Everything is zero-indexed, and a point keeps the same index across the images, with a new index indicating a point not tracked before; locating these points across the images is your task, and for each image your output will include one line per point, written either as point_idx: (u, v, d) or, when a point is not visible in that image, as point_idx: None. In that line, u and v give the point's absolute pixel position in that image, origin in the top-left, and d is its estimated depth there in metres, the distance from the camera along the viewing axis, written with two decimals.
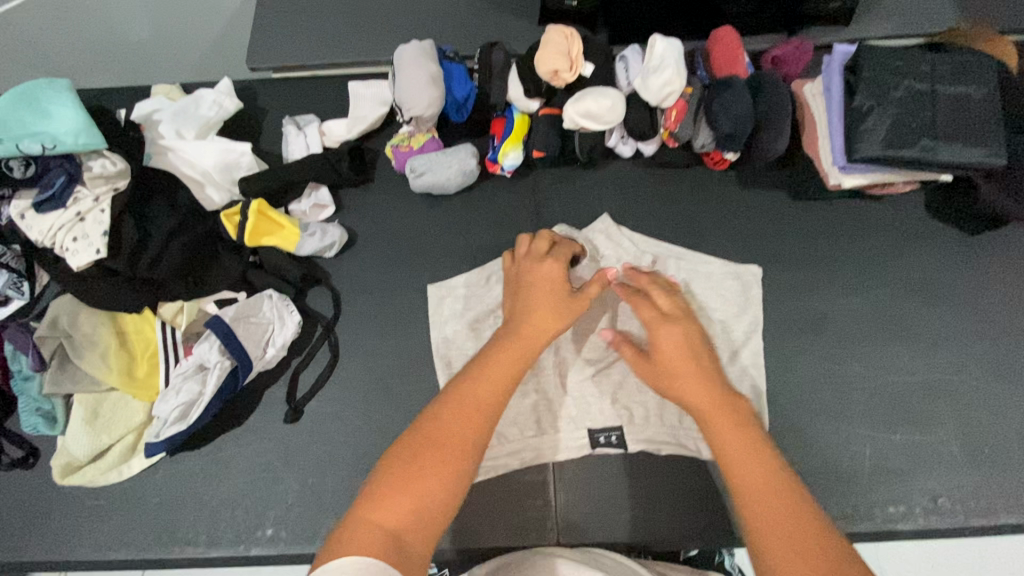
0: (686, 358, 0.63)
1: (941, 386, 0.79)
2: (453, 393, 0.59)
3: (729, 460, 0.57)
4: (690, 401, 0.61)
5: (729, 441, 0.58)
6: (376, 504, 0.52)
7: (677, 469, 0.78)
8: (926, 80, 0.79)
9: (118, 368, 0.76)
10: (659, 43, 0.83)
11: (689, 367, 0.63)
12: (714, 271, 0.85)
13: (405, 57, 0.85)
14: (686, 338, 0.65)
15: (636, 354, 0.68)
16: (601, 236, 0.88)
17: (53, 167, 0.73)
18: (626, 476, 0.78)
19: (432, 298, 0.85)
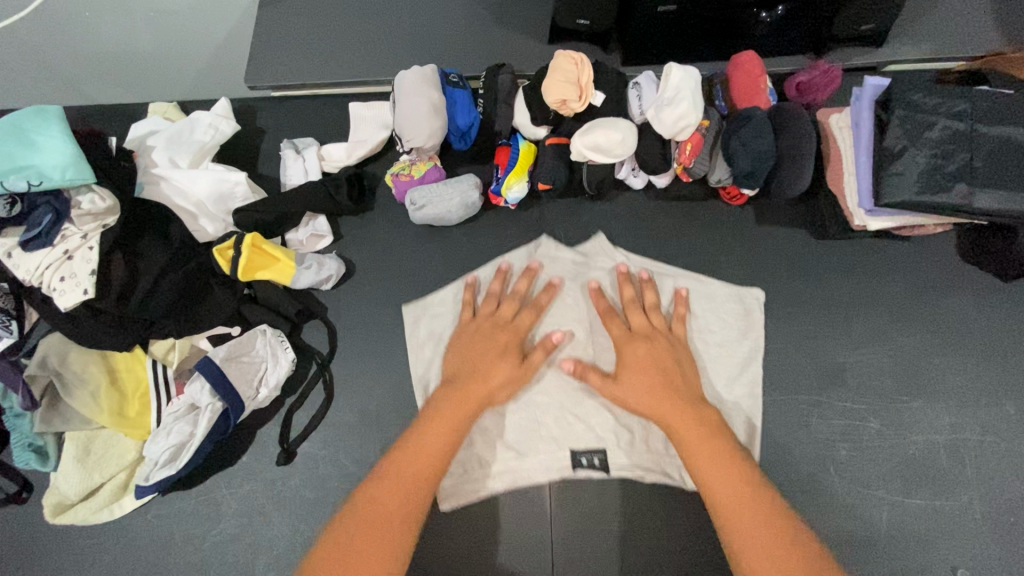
0: (648, 367, 0.72)
1: (967, 448, 0.74)
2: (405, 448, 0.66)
3: (699, 458, 0.65)
4: (654, 409, 0.69)
5: (696, 439, 0.66)
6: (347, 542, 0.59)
7: (670, 500, 0.75)
8: (965, 118, 0.73)
9: (109, 407, 0.74)
10: (675, 72, 0.78)
11: (650, 376, 0.71)
12: (712, 291, 0.82)
13: (405, 84, 0.81)
14: (647, 352, 0.73)
15: (601, 378, 0.74)
16: (593, 248, 0.85)
17: (40, 205, 0.71)
18: (617, 509, 0.76)
19: (410, 318, 0.84)
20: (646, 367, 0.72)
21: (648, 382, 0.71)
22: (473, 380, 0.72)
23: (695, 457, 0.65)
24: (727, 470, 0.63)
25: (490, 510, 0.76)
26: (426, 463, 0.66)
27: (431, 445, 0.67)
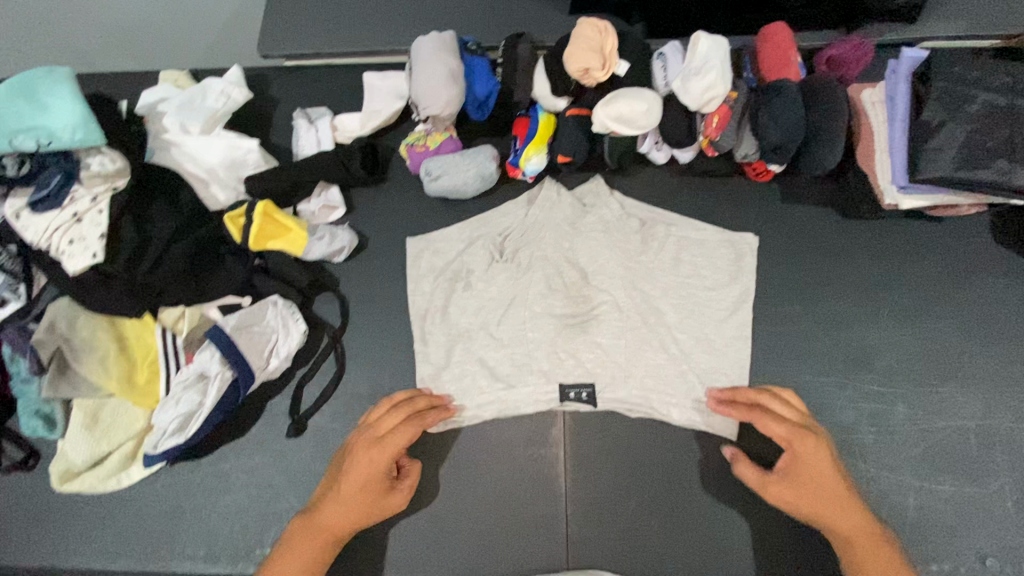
0: (821, 475, 0.64)
1: (998, 435, 0.72)
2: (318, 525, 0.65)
3: (861, 560, 0.62)
4: (835, 526, 0.63)
5: (868, 556, 0.62)
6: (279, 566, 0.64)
7: (658, 447, 0.74)
8: (1008, 93, 0.70)
9: (117, 375, 0.73)
10: (703, 40, 0.75)
11: (832, 489, 0.63)
12: (708, 237, 0.81)
13: (423, 50, 0.79)
14: (824, 458, 0.64)
15: (760, 471, 0.66)
16: (586, 190, 0.84)
17: (49, 165, 0.69)
18: (607, 454, 0.74)
19: (409, 251, 0.83)
20: (823, 471, 0.64)
21: (840, 504, 0.63)
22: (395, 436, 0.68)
23: (848, 525, 0.62)
24: (844, 507, 0.63)
25: (503, 488, 0.74)
26: (322, 535, 0.65)
27: (335, 506, 0.65)
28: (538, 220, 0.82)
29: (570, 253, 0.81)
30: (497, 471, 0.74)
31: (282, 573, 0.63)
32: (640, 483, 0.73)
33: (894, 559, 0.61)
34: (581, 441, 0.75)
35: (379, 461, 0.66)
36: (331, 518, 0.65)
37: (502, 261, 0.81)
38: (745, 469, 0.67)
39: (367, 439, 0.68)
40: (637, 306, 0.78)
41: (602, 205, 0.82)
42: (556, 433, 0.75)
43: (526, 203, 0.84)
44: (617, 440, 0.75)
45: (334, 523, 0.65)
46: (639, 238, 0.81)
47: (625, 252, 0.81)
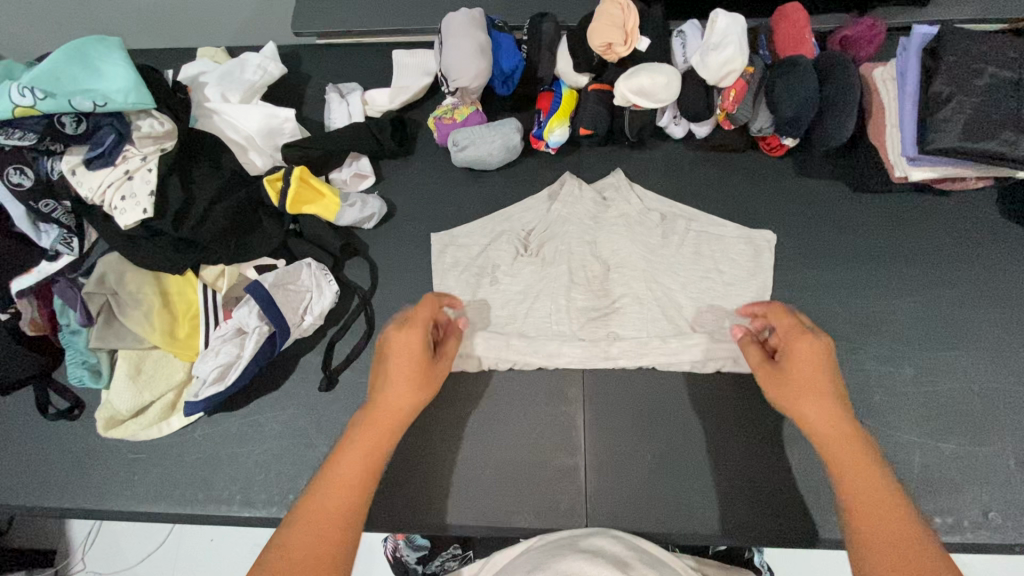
0: (815, 373, 0.59)
1: (1001, 396, 0.75)
2: (375, 412, 0.60)
3: (866, 510, 0.51)
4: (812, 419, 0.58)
5: (855, 476, 0.54)
6: (324, 491, 0.54)
7: (678, 432, 0.76)
8: (1016, 67, 0.73)
9: (160, 327, 0.77)
10: (722, 18, 0.78)
11: (824, 389, 0.58)
12: (727, 234, 0.83)
13: (453, 25, 0.82)
14: (820, 355, 0.60)
15: (760, 357, 0.65)
16: (606, 184, 0.86)
17: (104, 125, 0.73)
18: (628, 441, 0.76)
19: (434, 246, 0.86)
20: (815, 366, 0.60)
21: (822, 394, 0.58)
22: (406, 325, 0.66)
23: (815, 421, 0.58)
24: (824, 399, 0.58)
25: (524, 441, 0.77)
26: (388, 421, 0.59)
27: (399, 391, 0.61)
28: (561, 216, 0.84)
29: (593, 247, 0.83)
30: (519, 425, 0.78)
31: (335, 487, 0.54)
32: (656, 437, 0.76)
33: (881, 488, 0.52)
34: (599, 399, 0.78)
35: (419, 335, 0.64)
36: (396, 400, 0.60)
37: (526, 255, 0.84)
38: (749, 350, 0.66)
39: (397, 321, 0.66)
40: (657, 299, 0.80)
41: (624, 202, 0.85)
42: (575, 389, 0.79)
43: (551, 198, 0.86)
44: (634, 397, 0.78)
45: (393, 406, 0.60)
46: (661, 232, 0.83)
47: (643, 221, 0.84)
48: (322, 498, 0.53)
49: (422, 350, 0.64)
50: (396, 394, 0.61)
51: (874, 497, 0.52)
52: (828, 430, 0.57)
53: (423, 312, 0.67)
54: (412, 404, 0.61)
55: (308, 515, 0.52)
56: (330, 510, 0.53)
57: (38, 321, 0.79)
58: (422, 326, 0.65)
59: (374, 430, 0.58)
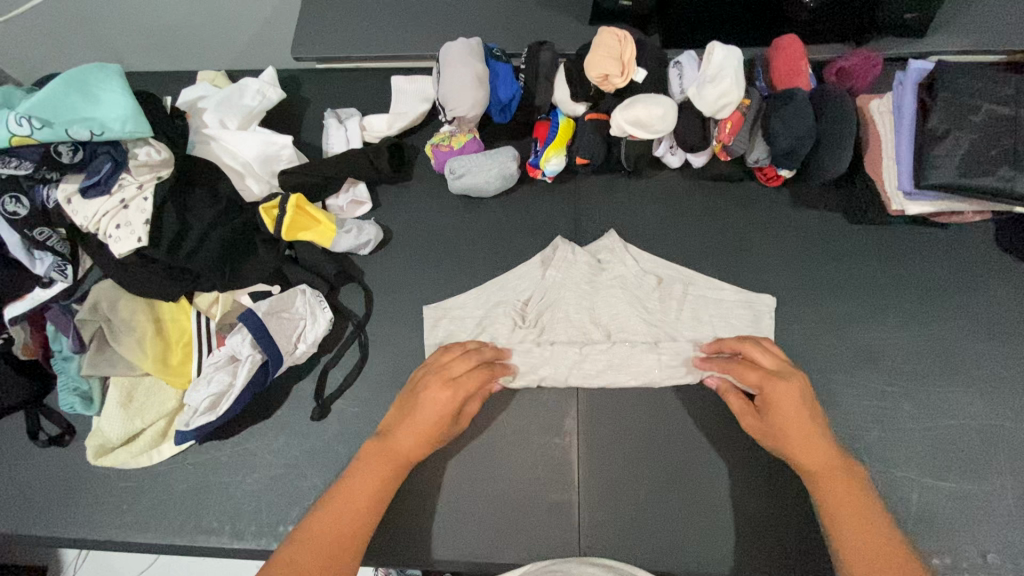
0: (798, 415, 0.64)
1: (1001, 435, 0.74)
2: (387, 449, 0.66)
3: (837, 524, 0.61)
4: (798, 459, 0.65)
5: (842, 509, 0.62)
6: (340, 521, 0.62)
7: (678, 473, 0.75)
8: (1011, 104, 0.73)
9: (152, 354, 0.77)
10: (718, 51, 0.78)
11: (805, 426, 0.64)
12: (726, 297, 0.81)
13: (452, 55, 0.83)
14: (800, 397, 0.65)
15: (753, 418, 0.68)
16: (599, 246, 0.84)
17: (100, 154, 0.73)
18: (626, 478, 0.75)
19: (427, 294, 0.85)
20: (795, 408, 0.65)
21: (805, 433, 0.64)
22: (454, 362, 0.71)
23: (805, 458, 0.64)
24: (808, 438, 0.64)
25: (516, 474, 0.76)
26: (392, 461, 0.66)
27: (410, 436, 0.67)
28: (556, 283, 0.82)
29: (592, 313, 0.81)
30: (511, 457, 0.77)
31: (346, 499, 0.63)
32: (651, 472, 0.75)
33: (880, 534, 0.60)
34: (593, 431, 0.77)
35: (463, 390, 0.69)
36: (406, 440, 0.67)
37: (525, 326, 0.81)
38: (732, 399, 0.71)
39: (444, 372, 0.70)
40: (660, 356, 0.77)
41: (620, 265, 0.83)
42: (569, 422, 0.78)
43: (543, 265, 0.83)
44: (630, 430, 0.77)
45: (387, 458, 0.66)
46: (658, 296, 0.81)
47: (640, 284, 0.82)
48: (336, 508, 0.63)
49: (451, 416, 0.68)
50: (405, 439, 0.67)
51: (867, 539, 0.59)
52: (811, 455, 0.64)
53: (474, 376, 0.70)
54: (415, 454, 0.67)
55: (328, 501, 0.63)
56: (343, 517, 0.62)
57: (30, 345, 0.79)
58: (461, 393, 0.68)
59: (385, 464, 0.66)
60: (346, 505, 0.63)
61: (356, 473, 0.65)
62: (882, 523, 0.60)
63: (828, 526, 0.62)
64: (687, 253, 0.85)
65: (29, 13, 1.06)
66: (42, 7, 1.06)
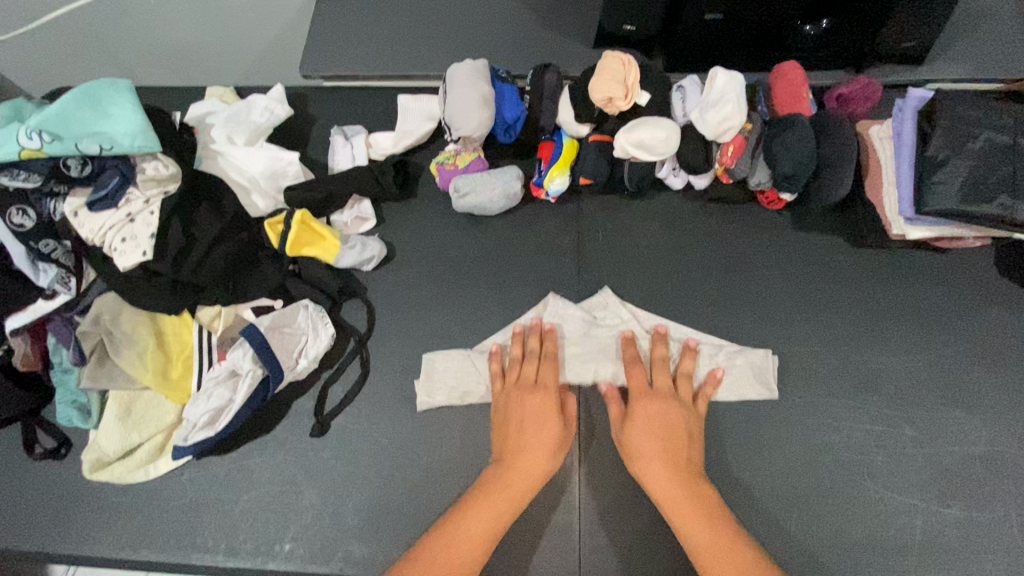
0: (635, 414, 0.73)
1: (1004, 462, 0.73)
2: (512, 473, 0.70)
3: (684, 521, 0.67)
4: (646, 476, 0.70)
5: (680, 520, 0.67)
6: (473, 529, 0.66)
7: None
8: (1007, 132, 0.75)
9: (153, 368, 0.76)
10: (721, 76, 0.79)
11: (664, 455, 0.70)
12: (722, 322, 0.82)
13: (457, 76, 0.84)
14: (659, 402, 0.73)
15: (619, 413, 0.75)
16: (596, 300, 0.83)
17: (109, 168, 0.74)
18: (627, 499, 0.74)
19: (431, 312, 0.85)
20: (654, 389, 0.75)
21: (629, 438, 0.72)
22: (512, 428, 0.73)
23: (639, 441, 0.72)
24: (647, 451, 0.70)
25: None
26: (507, 491, 0.69)
27: (519, 469, 0.70)
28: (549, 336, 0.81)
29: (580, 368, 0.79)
30: None
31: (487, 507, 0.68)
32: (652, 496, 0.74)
33: (721, 535, 0.66)
34: (595, 452, 0.76)
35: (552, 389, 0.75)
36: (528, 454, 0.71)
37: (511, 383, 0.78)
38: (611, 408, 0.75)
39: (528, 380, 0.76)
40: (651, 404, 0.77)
41: (600, 322, 0.82)
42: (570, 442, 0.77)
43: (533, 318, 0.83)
44: None
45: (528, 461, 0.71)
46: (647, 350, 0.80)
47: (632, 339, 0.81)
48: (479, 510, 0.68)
49: (558, 422, 0.73)
50: (530, 463, 0.70)
51: (711, 529, 0.66)
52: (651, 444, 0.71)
53: (532, 365, 0.77)
54: (547, 470, 0.70)
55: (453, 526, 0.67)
56: (501, 504, 0.68)
57: (29, 356, 0.78)
58: (553, 396, 0.74)
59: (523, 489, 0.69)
60: (479, 511, 0.68)
61: (468, 509, 0.68)
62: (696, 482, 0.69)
63: (676, 526, 0.68)
64: (690, 273, 0.85)
65: (42, 29, 1.08)
66: (55, 22, 1.08)
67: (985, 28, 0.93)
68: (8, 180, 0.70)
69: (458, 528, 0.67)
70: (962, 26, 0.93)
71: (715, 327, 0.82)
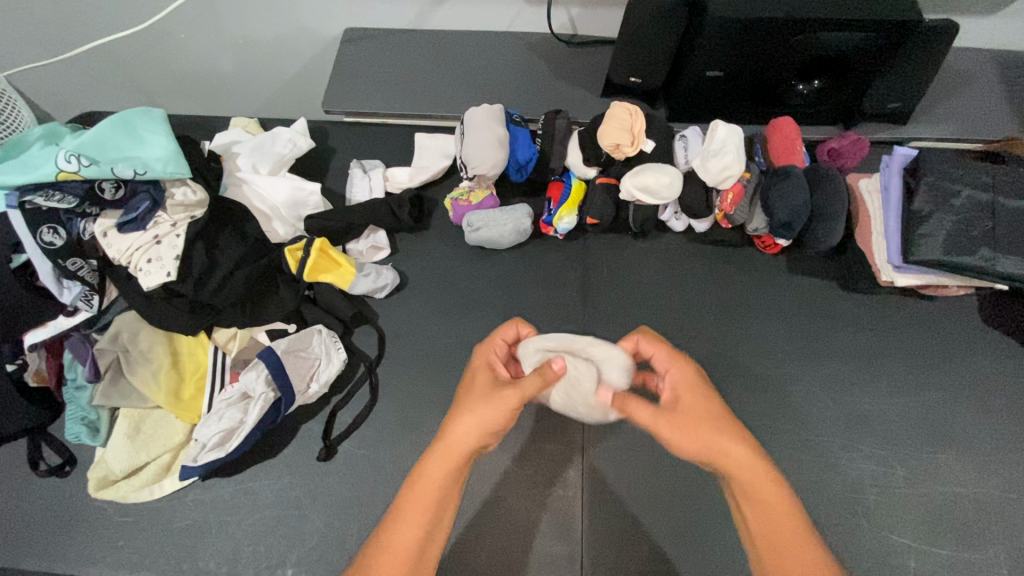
0: (751, 456, 0.63)
1: (992, 504, 0.76)
2: (445, 444, 0.63)
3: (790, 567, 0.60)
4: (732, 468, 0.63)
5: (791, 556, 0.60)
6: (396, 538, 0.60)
7: (678, 530, 0.75)
8: (989, 191, 0.80)
9: (165, 387, 0.79)
10: (722, 127, 0.85)
11: (760, 471, 0.63)
12: (727, 351, 0.86)
13: (475, 118, 0.88)
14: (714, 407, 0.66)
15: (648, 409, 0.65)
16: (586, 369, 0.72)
17: (140, 193, 0.77)
18: (629, 530, 0.75)
19: (440, 342, 0.88)
20: (700, 400, 0.67)
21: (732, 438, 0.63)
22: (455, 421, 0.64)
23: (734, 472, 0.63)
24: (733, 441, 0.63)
25: (517, 528, 0.76)
26: (430, 496, 0.62)
27: (433, 467, 0.62)
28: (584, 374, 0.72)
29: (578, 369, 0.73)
30: (514, 508, 0.77)
31: (418, 504, 0.61)
32: (654, 529, 0.75)
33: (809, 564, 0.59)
34: (599, 482, 0.78)
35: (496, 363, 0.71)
36: (464, 439, 0.63)
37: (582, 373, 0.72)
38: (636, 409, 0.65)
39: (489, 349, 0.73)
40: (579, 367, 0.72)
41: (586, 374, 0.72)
42: (574, 473, 0.78)
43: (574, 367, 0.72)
44: (638, 485, 0.77)
45: (465, 434, 0.63)
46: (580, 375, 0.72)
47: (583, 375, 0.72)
48: (408, 516, 0.61)
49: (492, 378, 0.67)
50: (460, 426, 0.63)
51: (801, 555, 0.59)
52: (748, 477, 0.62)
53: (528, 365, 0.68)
54: (477, 431, 0.63)
55: (402, 508, 0.62)
56: (429, 502, 0.61)
57: (42, 372, 0.81)
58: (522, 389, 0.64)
59: (450, 462, 0.62)
60: (420, 505, 0.61)
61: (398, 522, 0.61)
62: (788, 506, 0.62)
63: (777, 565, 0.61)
64: (690, 311, 0.89)
65: (77, 57, 1.13)
66: (91, 51, 1.13)
67: (965, 95, 1.00)
68: (42, 201, 0.73)
69: (395, 529, 0.61)
70: (942, 92, 1.01)
71: (714, 363, 0.85)
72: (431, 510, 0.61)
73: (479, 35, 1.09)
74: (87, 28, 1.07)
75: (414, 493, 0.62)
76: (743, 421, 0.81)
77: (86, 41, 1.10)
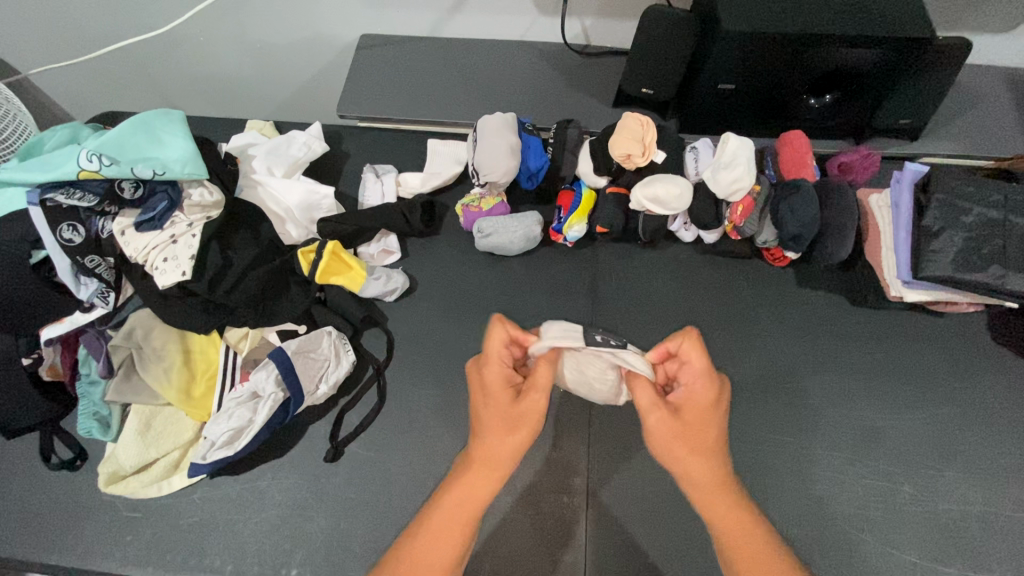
0: (719, 475, 0.65)
1: (999, 524, 0.75)
2: (478, 461, 0.65)
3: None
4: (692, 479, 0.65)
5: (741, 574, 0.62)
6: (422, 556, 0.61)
7: (682, 540, 0.75)
8: (1000, 209, 0.79)
9: (177, 385, 0.79)
10: (732, 140, 0.85)
11: (720, 490, 0.64)
12: (734, 362, 0.86)
13: (488, 126, 0.89)
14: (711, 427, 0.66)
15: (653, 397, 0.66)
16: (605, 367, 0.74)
17: (158, 192, 0.79)
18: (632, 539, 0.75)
19: (448, 346, 0.88)
20: (705, 417, 0.66)
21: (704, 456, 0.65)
22: (485, 440, 0.65)
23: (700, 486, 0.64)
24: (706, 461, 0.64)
25: (521, 533, 0.76)
26: (461, 519, 0.63)
27: (468, 485, 0.64)
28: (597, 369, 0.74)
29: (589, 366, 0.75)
30: (518, 514, 0.77)
31: (448, 525, 0.62)
32: (658, 539, 0.75)
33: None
34: (604, 490, 0.78)
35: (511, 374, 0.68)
36: (502, 456, 0.64)
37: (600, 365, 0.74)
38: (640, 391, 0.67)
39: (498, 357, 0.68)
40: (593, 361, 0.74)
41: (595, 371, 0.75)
42: (579, 480, 0.79)
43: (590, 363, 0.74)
44: (642, 494, 0.77)
45: (504, 453, 0.64)
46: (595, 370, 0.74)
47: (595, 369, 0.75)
48: (439, 538, 0.62)
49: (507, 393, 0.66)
50: (496, 444, 0.64)
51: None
52: (705, 493, 0.64)
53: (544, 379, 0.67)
54: (516, 448, 0.64)
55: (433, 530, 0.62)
56: (459, 522, 0.63)
57: (57, 366, 0.82)
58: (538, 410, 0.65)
59: (491, 480, 0.64)
60: (453, 527, 0.62)
61: (428, 542, 0.62)
62: (755, 529, 0.63)
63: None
64: (698, 322, 0.89)
65: (99, 58, 1.15)
66: (112, 52, 1.15)
67: (976, 112, 1.01)
68: (63, 198, 0.75)
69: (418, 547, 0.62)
70: (953, 109, 1.01)
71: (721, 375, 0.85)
72: (461, 530, 0.62)
73: (493, 43, 1.10)
74: (110, 30, 1.10)
75: (442, 515, 0.63)
76: (748, 433, 0.81)
77: (108, 42, 1.12)
